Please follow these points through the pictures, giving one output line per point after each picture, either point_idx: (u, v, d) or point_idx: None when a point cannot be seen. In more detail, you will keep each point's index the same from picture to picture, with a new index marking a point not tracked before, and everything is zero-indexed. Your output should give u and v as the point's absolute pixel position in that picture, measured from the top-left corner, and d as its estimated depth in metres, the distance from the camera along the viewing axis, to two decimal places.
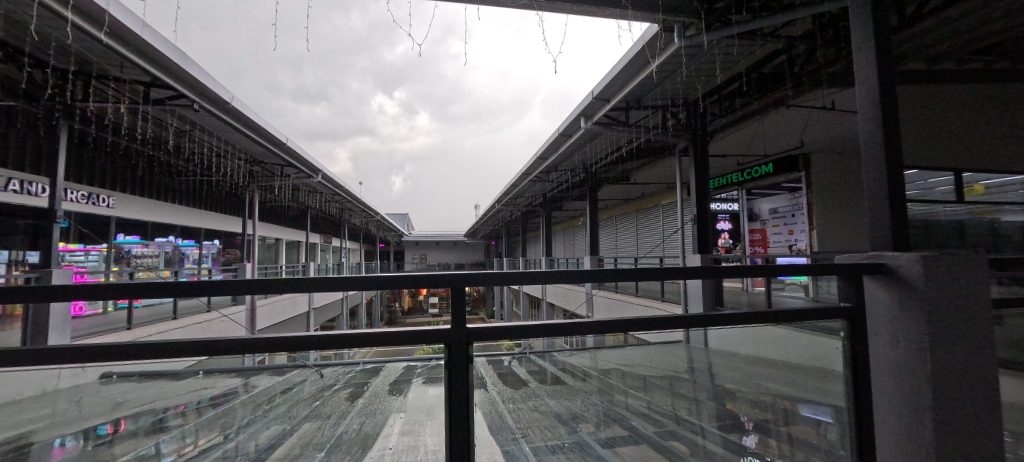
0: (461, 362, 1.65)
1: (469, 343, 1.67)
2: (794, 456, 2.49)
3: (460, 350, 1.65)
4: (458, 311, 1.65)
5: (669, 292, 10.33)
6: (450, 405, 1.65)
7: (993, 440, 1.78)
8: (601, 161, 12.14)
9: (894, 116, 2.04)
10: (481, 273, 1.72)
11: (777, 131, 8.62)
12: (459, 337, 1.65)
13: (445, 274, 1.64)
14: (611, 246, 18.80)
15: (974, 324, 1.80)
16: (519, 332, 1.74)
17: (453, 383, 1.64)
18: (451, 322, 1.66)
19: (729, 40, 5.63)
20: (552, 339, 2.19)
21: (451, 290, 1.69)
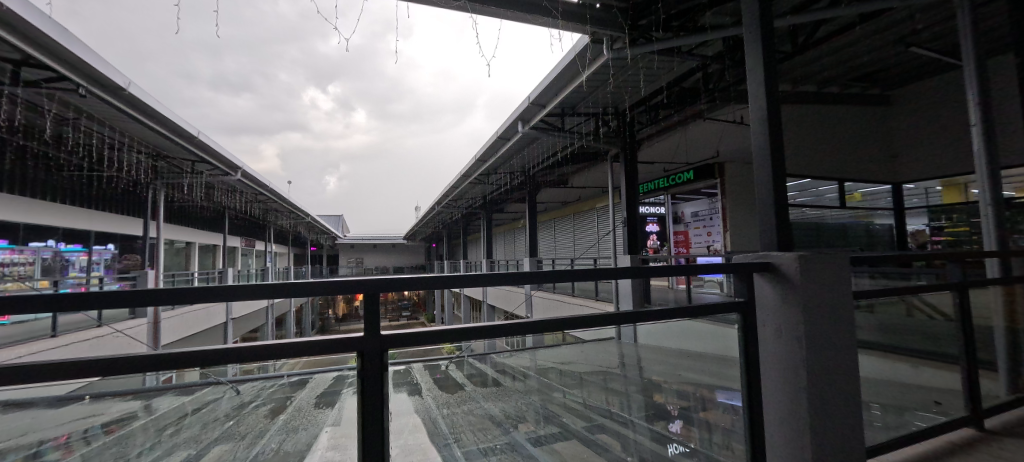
0: (375, 370, 1.59)
1: (385, 351, 1.62)
2: (708, 439, 2.73)
3: (374, 357, 1.59)
4: (374, 316, 1.61)
5: (602, 291, 10.78)
6: (362, 417, 1.58)
7: (856, 412, 2.08)
8: (539, 164, 12.41)
9: (778, 132, 2.32)
10: (408, 279, 1.67)
11: (696, 141, 9.36)
12: (372, 344, 1.59)
13: (364, 278, 1.57)
14: (550, 248, 19.24)
15: (841, 313, 2.10)
16: (448, 336, 1.73)
17: (365, 394, 1.58)
18: (365, 328, 1.60)
19: (653, 55, 6.02)
20: (492, 341, 2.20)
21: (366, 296, 1.62)
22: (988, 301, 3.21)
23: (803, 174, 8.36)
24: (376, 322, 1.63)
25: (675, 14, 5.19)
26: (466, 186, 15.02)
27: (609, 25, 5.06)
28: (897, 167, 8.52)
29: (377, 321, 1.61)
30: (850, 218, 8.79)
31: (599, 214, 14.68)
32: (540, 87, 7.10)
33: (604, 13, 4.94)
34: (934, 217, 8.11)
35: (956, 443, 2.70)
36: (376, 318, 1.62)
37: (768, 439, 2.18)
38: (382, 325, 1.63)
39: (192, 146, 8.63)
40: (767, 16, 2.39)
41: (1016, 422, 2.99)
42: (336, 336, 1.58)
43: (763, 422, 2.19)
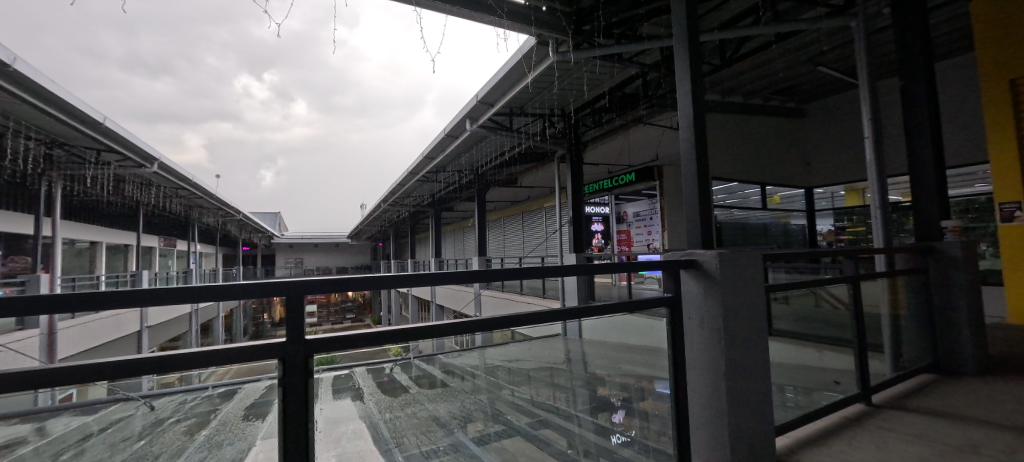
0: (297, 377, 1.52)
1: (309, 357, 1.55)
2: (645, 429, 2.87)
3: (296, 364, 1.51)
4: (296, 322, 1.52)
5: (550, 289, 10.99)
6: (283, 428, 1.49)
7: (765, 394, 2.30)
8: (488, 163, 12.41)
9: (703, 138, 2.49)
10: (343, 280, 1.60)
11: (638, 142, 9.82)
12: (295, 350, 1.52)
13: (292, 280, 1.48)
14: (499, 247, 19.30)
15: (754, 305, 2.31)
16: (385, 338, 1.69)
17: (287, 404, 1.49)
18: (286, 334, 1.51)
19: (596, 60, 6.23)
20: (440, 340, 2.16)
21: (287, 298, 1.52)
22: (876, 291, 3.67)
23: (731, 178, 8.97)
24: (298, 328, 1.54)
25: (616, 22, 5.41)
26: (413, 184, 14.68)
27: (553, 28, 5.16)
28: (807, 172, 9.48)
29: (300, 326, 1.53)
30: (771, 219, 9.55)
31: (546, 213, 14.95)
32: (488, 86, 7.08)
33: (549, 16, 5.03)
34: (840, 219, 9.15)
35: (850, 418, 3.07)
36: (300, 323, 1.54)
37: (692, 425, 2.33)
38: (304, 330, 1.55)
39: (95, 132, 7.67)
40: (693, 31, 2.57)
41: (897, 396, 3.45)
42: (255, 343, 1.49)
43: (687, 410, 2.34)
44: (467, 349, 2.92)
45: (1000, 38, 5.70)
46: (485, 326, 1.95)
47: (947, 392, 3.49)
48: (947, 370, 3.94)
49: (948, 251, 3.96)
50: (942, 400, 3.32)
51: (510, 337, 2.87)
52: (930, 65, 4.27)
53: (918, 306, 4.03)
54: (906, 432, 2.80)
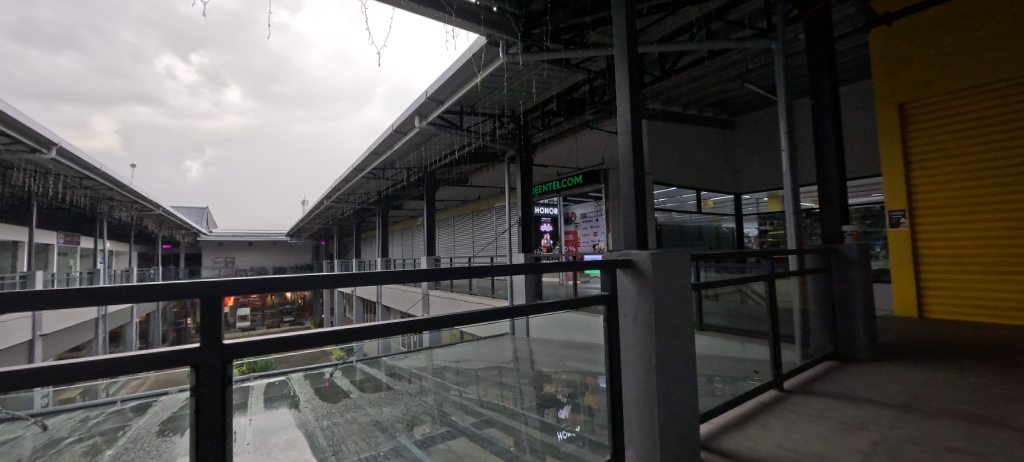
0: (212, 386, 1.42)
1: (227, 363, 1.46)
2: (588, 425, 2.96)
3: (212, 373, 1.42)
4: (212, 325, 1.42)
5: (499, 288, 11.07)
6: (195, 440, 1.39)
7: (690, 383, 2.49)
8: (438, 162, 12.25)
9: (639, 144, 2.64)
10: (271, 281, 1.52)
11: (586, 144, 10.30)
12: (211, 355, 1.42)
13: (211, 281, 1.39)
14: (448, 246, 19.09)
15: (681, 302, 2.48)
16: (316, 340, 1.63)
17: (199, 415, 1.40)
18: (202, 339, 1.41)
19: (544, 65, 6.37)
20: (384, 340, 2.11)
21: (203, 300, 1.42)
22: (789, 288, 4.08)
23: (671, 183, 9.35)
24: (214, 332, 1.44)
25: (563, 29, 5.55)
26: (358, 180, 14.15)
27: (502, 29, 5.20)
28: (736, 179, 10.27)
29: (216, 329, 1.44)
30: (705, 222, 10.15)
31: (496, 213, 15.01)
32: (437, 84, 6.99)
33: (499, 17, 5.07)
34: (763, 223, 10.15)
35: (764, 402, 3.39)
36: (218, 325, 1.45)
37: (625, 417, 2.47)
38: (222, 334, 1.46)
39: None
40: (632, 42, 2.71)
41: (804, 381, 3.85)
42: (166, 348, 1.38)
43: (621, 402, 2.47)
44: (412, 351, 2.87)
45: (892, 66, 6.51)
46: (426, 326, 1.94)
47: (845, 376, 3.95)
48: (846, 357, 4.46)
49: (847, 252, 4.49)
50: (840, 384, 3.76)
51: (457, 336, 2.85)
52: (835, 87, 4.81)
53: (823, 302, 4.50)
54: (810, 413, 3.15)
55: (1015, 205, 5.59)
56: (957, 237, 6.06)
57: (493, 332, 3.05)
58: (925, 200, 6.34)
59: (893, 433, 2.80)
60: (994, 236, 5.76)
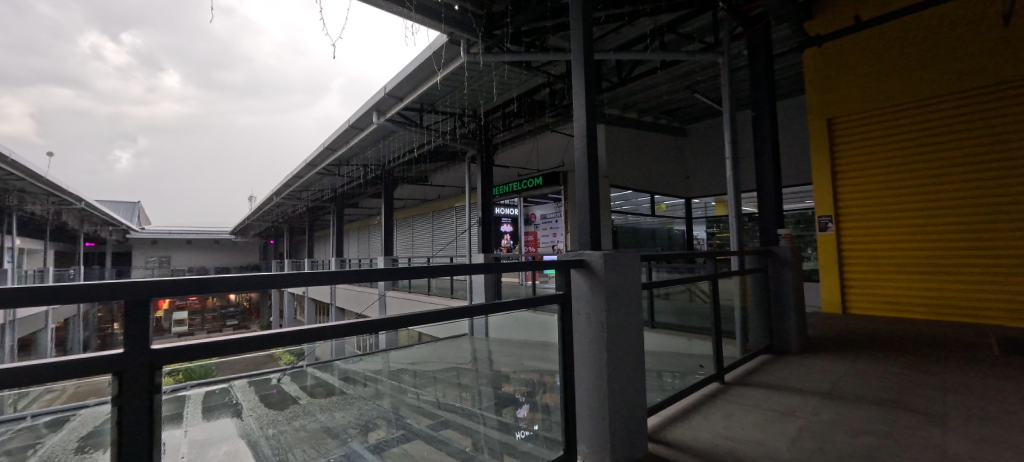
0: (136, 395, 1.31)
1: (156, 369, 1.36)
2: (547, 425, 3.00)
3: (137, 381, 1.31)
4: (140, 328, 1.33)
5: (458, 288, 11.00)
6: (116, 454, 1.28)
7: (637, 378, 2.62)
8: (397, 159, 11.99)
9: (594, 147, 2.73)
10: (208, 281, 1.43)
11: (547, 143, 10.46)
12: (138, 361, 1.31)
13: (139, 280, 1.29)
14: (406, 245, 18.72)
15: (630, 300, 2.60)
16: (258, 343, 1.56)
17: (121, 427, 1.28)
18: (128, 342, 1.31)
19: (505, 66, 6.42)
20: (339, 341, 2.07)
21: (128, 302, 1.33)
22: (731, 287, 4.35)
23: (628, 186, 9.66)
24: (142, 335, 1.34)
25: (525, 31, 5.61)
26: (311, 176, 13.57)
27: (463, 29, 5.20)
28: (687, 184, 10.77)
29: (143, 333, 1.34)
30: (658, 224, 10.58)
31: (456, 213, 14.88)
32: (396, 80, 6.84)
33: (460, 15, 5.05)
34: (711, 226, 10.72)
35: (707, 395, 3.61)
36: (147, 330, 1.35)
37: (578, 413, 2.55)
38: (150, 339, 1.36)
39: None
40: (588, 47, 2.80)
41: (743, 374, 4.12)
42: (83, 354, 1.26)
43: (574, 400, 2.55)
44: (369, 353, 2.82)
45: (823, 84, 7.09)
46: (381, 326, 1.91)
47: (779, 368, 4.28)
48: (780, 350, 4.82)
49: (782, 254, 4.86)
50: (774, 375, 4.06)
51: (415, 338, 2.83)
52: (773, 100, 5.19)
53: (762, 300, 4.84)
54: (748, 404, 3.38)
55: (924, 212, 6.30)
56: (877, 240, 6.70)
57: (452, 333, 3.05)
58: (849, 208, 6.95)
59: (817, 419, 3.06)
60: (906, 240, 6.44)
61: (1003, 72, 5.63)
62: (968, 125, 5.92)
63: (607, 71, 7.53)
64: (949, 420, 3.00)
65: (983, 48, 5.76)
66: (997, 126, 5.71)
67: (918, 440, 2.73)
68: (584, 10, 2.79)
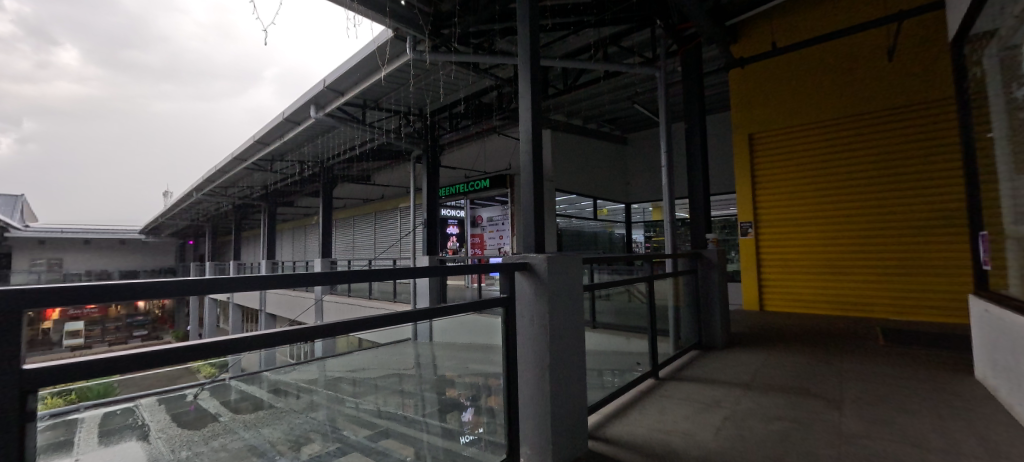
0: (4, 425, 1.11)
1: (31, 393, 1.17)
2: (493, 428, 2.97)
3: (4, 410, 1.11)
4: (13, 345, 1.13)
5: (402, 292, 10.71)
6: None
7: (578, 378, 2.68)
8: (337, 156, 11.44)
9: (539, 151, 2.77)
10: (105, 289, 1.26)
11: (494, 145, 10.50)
12: (8, 384, 1.12)
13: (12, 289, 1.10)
14: (346, 247, 17.90)
15: (572, 302, 2.66)
16: (168, 358, 1.40)
17: None
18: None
19: (453, 66, 6.36)
20: (267, 352, 1.92)
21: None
22: (665, 287, 4.61)
23: (572, 190, 9.92)
24: (15, 353, 1.15)
25: (473, 33, 5.60)
26: (240, 171, 12.56)
27: (410, 25, 5.09)
28: (627, 190, 11.27)
29: (16, 351, 1.15)
30: (601, 228, 10.93)
31: (400, 214, 14.48)
32: (336, 74, 6.51)
33: (406, 11, 4.93)
34: (649, 230, 11.27)
35: (643, 391, 3.78)
36: (20, 348, 1.15)
37: (520, 414, 2.57)
38: (24, 358, 1.16)
39: None
40: (535, 52, 2.83)
41: (676, 370, 4.36)
42: None
43: (516, 400, 2.57)
44: (303, 362, 2.65)
45: (746, 101, 7.72)
46: (319, 334, 1.78)
47: (707, 362, 4.58)
48: (708, 346, 5.17)
49: (710, 256, 5.23)
50: (703, 369, 4.35)
51: (355, 344, 2.71)
52: (703, 114, 5.58)
53: (693, 300, 5.15)
54: (679, 398, 3.58)
55: (826, 219, 7.07)
56: (788, 244, 7.40)
57: (394, 338, 2.94)
58: (766, 214, 7.63)
59: (739, 409, 3.32)
60: (812, 245, 7.20)
61: (890, 99, 6.49)
62: (860, 143, 6.76)
63: (554, 78, 7.72)
64: (847, 404, 3.38)
65: (876, 77, 6.58)
66: (883, 145, 6.58)
67: (821, 423, 3.04)
68: (531, 16, 2.82)
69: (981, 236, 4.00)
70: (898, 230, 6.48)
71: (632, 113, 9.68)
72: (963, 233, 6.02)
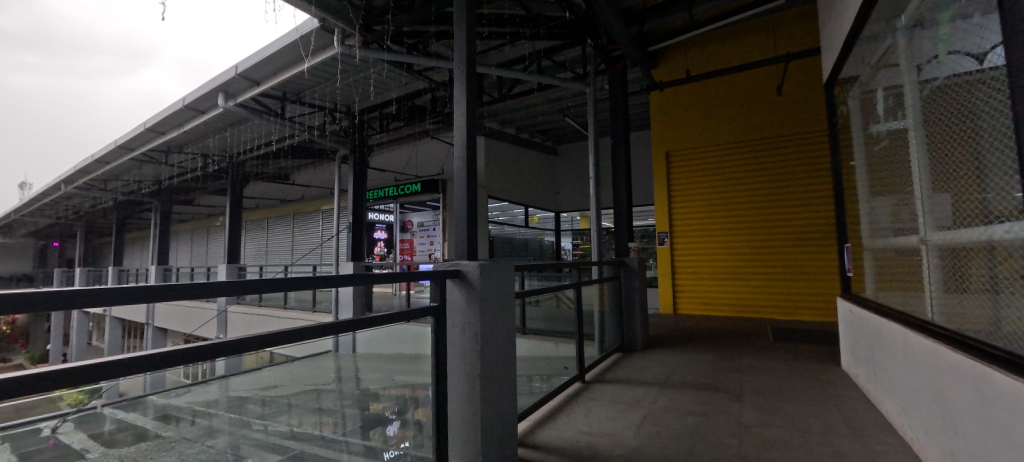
0: None
1: None
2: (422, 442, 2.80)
3: None
4: None
5: (322, 301, 10.02)
6: None
7: (509, 386, 2.66)
8: (249, 151, 10.47)
9: (473, 158, 2.73)
10: None
11: (427, 150, 10.44)
12: None
13: None
14: (258, 252, 16.41)
15: (503, 310, 2.63)
16: (16, 389, 1.14)
17: None
18: None
19: (385, 65, 6.13)
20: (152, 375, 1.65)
21: None
22: (591, 293, 4.78)
23: (505, 197, 9.97)
24: None
25: (407, 32, 5.45)
26: (127, 162, 11.00)
27: (338, 17, 4.81)
28: (557, 199, 11.62)
29: None
30: (531, 235, 11.10)
31: (321, 217, 13.60)
32: (251, 61, 5.94)
33: (334, 2, 4.67)
34: (576, 238, 11.71)
35: (570, 395, 3.87)
36: None
37: (450, 425, 2.48)
38: None
39: None
40: (472, 57, 2.80)
41: (601, 373, 4.52)
42: None
43: (446, 412, 2.48)
44: (203, 382, 2.34)
45: (664, 121, 8.32)
46: (218, 352, 1.56)
47: (629, 364, 4.80)
48: (629, 348, 5.45)
49: (632, 263, 5.53)
50: (626, 371, 4.55)
51: (266, 359, 2.44)
52: (628, 130, 5.92)
53: (617, 305, 5.39)
54: (604, 400, 3.71)
55: (729, 231, 7.82)
56: (697, 253, 8.07)
57: (312, 351, 2.70)
58: (680, 226, 8.22)
59: (657, 406, 3.51)
60: (717, 254, 7.90)
61: (780, 126, 7.37)
62: (757, 164, 7.59)
63: (488, 85, 7.75)
64: (747, 396, 3.73)
65: (769, 107, 7.45)
66: (775, 168, 7.44)
67: (725, 415, 3.30)
68: (467, 21, 2.79)
69: (846, 247, 4.66)
70: (786, 242, 7.35)
71: (563, 125, 10.03)
72: (835, 244, 6.99)
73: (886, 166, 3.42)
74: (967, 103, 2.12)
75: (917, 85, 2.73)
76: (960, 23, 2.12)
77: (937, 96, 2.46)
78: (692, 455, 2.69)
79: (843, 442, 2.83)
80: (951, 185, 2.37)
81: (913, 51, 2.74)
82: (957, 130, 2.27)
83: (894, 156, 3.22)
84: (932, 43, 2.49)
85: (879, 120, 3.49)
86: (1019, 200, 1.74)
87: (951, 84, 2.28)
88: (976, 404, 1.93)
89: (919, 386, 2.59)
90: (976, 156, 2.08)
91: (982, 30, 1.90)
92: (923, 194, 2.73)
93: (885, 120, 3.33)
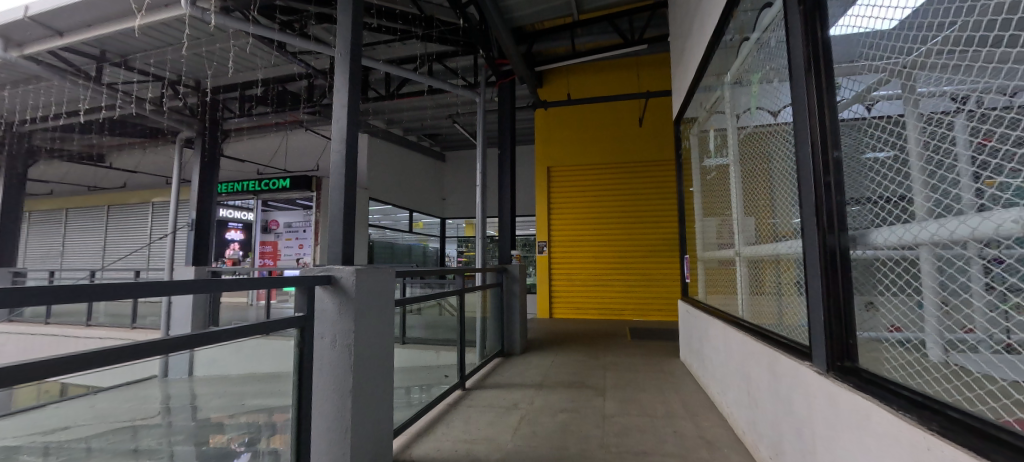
0: None
1: None
2: None
3: None
4: None
5: (149, 314, 8.20)
6: None
7: (386, 401, 2.46)
8: (48, 120, 8.19)
9: (353, 155, 2.50)
10: None
11: (300, 142, 9.41)
12: None
13: None
14: (53, 252, 12.85)
15: (382, 318, 2.43)
16: None
17: None
18: None
19: (249, 38, 5.34)
20: None
21: None
22: (474, 300, 4.74)
23: (388, 200, 9.46)
24: None
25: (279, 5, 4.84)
26: None
27: None
28: (442, 205, 11.50)
29: None
30: (415, 240, 10.65)
31: (154, 211, 11.27)
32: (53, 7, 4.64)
33: None
34: (461, 245, 11.71)
35: (450, 403, 3.75)
36: None
37: (313, 449, 2.20)
38: None
39: None
40: (357, 47, 2.56)
41: (480, 379, 4.49)
42: None
43: (309, 434, 2.20)
44: None
45: (546, 138, 8.82)
46: None
47: (508, 369, 4.87)
48: (508, 353, 5.55)
49: (513, 271, 5.65)
50: (505, 375, 4.60)
51: (53, 393, 1.86)
52: (514, 141, 6.09)
53: (498, 311, 5.45)
54: (483, 406, 3.68)
55: (597, 242, 8.58)
56: (571, 262, 8.66)
57: (125, 378, 2.15)
58: (557, 236, 8.76)
59: (533, 407, 3.61)
60: (587, 262, 8.59)
61: (640, 152, 8.38)
62: (621, 183, 8.50)
63: (374, 80, 7.32)
64: (612, 390, 4.05)
65: (632, 134, 8.43)
66: (635, 188, 8.42)
67: (591, 409, 3.54)
68: (352, 8, 2.56)
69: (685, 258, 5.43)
70: (642, 252, 8.33)
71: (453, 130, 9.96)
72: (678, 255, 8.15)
73: (715, 192, 4.09)
74: (767, 145, 2.63)
75: (736, 129, 3.30)
76: (765, 85, 2.63)
77: (748, 139, 3.01)
78: (564, 450, 2.81)
79: (682, 423, 3.23)
80: (755, 210, 2.90)
81: (735, 102, 3.32)
82: (759, 167, 2.79)
83: (721, 184, 3.85)
84: (747, 96, 3.04)
85: (710, 154, 4.15)
86: (796, 222, 2.19)
87: (757, 131, 2.80)
88: (769, 383, 2.36)
89: (732, 372, 3.10)
90: (770, 187, 2.58)
91: (779, 91, 2.37)
92: (738, 216, 3.29)
93: (715, 154, 3.98)
